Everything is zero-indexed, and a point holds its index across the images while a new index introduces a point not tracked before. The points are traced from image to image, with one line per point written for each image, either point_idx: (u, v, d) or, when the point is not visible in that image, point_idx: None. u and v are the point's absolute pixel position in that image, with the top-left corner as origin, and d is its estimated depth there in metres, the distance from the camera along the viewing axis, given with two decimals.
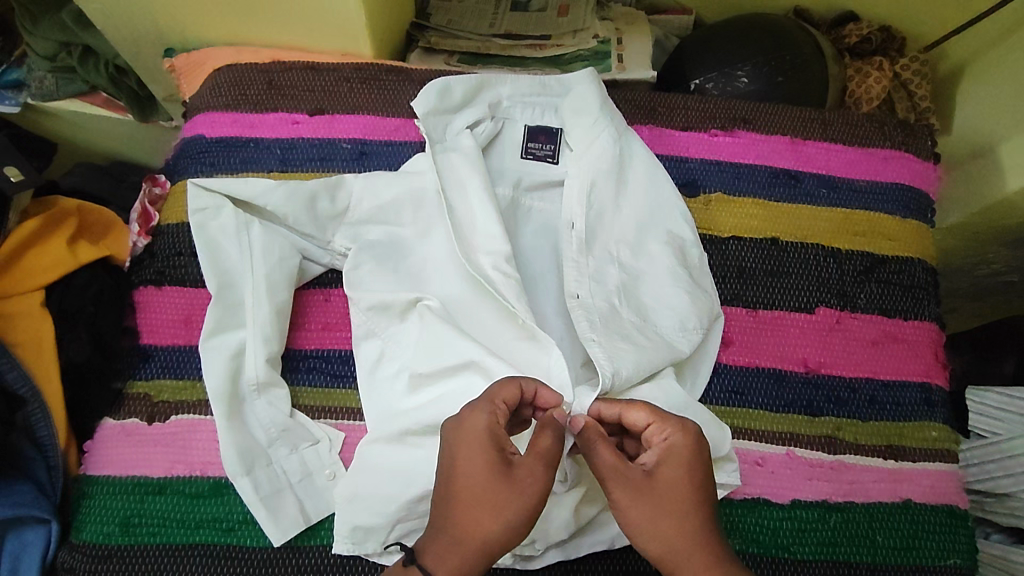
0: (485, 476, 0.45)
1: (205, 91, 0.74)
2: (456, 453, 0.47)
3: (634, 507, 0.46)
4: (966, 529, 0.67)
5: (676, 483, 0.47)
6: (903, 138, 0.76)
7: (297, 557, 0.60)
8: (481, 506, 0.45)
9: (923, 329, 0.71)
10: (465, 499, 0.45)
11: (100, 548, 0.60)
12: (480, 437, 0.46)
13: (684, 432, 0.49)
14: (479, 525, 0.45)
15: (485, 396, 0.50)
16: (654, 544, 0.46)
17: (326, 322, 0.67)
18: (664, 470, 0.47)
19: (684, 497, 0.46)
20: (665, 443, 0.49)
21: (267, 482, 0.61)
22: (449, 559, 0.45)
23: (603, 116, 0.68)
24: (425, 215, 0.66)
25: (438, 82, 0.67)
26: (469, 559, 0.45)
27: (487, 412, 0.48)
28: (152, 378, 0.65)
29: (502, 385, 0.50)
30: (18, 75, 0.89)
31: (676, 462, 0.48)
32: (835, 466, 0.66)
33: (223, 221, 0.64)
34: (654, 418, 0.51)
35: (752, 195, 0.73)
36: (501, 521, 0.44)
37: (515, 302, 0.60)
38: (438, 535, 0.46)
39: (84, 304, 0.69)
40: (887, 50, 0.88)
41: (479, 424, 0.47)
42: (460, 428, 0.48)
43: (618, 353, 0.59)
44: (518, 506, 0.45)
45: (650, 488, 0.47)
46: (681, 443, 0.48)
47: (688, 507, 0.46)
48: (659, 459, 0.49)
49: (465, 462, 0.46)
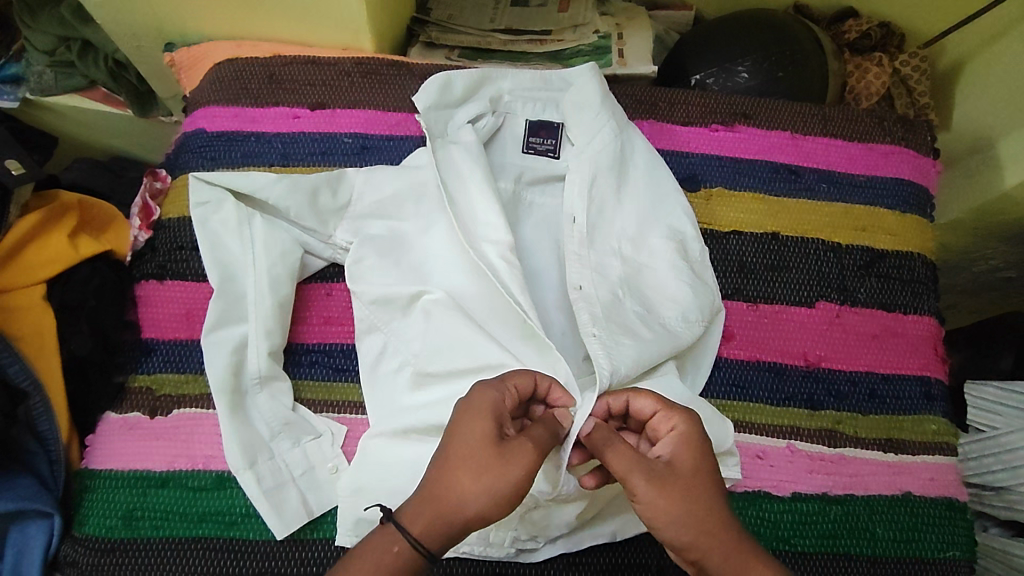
0: (479, 440, 0.45)
1: (206, 86, 0.74)
2: (457, 421, 0.47)
3: (661, 495, 0.45)
4: (965, 522, 0.67)
5: (694, 470, 0.47)
6: (903, 133, 0.77)
7: (299, 550, 0.60)
8: (466, 468, 0.44)
9: (922, 323, 0.72)
10: (453, 461, 0.45)
11: (102, 541, 0.60)
12: (486, 408, 0.47)
13: (688, 419, 0.50)
14: (461, 488, 0.44)
15: (499, 378, 0.51)
16: (682, 532, 0.45)
17: (328, 316, 0.67)
18: (678, 459, 0.48)
19: (704, 482, 0.47)
20: (674, 432, 0.50)
21: (269, 475, 0.61)
22: (425, 515, 0.44)
23: (603, 111, 0.69)
24: (426, 211, 0.66)
25: (438, 77, 0.67)
26: (443, 519, 0.44)
27: (497, 391, 0.49)
28: (154, 371, 0.65)
29: (517, 373, 0.52)
30: (17, 69, 0.88)
31: (684, 448, 0.49)
32: (835, 459, 0.66)
33: (225, 216, 0.65)
34: (660, 408, 0.52)
35: (753, 190, 0.73)
36: (482, 485, 0.44)
37: (518, 294, 0.60)
38: (421, 495, 0.45)
39: (86, 299, 0.69)
40: (887, 46, 0.89)
41: (487, 399, 0.48)
42: (467, 401, 0.48)
43: (617, 349, 0.58)
44: (503, 476, 0.44)
45: (673, 476, 0.46)
46: (684, 432, 0.49)
47: (705, 491, 0.46)
48: (673, 449, 0.49)
49: (464, 428, 0.46)
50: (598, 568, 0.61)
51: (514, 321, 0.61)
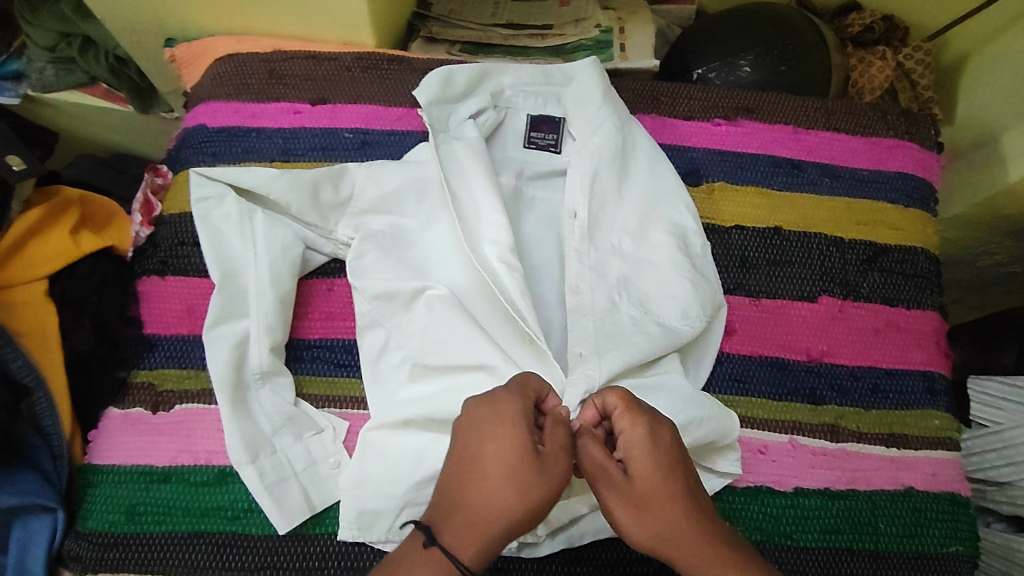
0: (519, 457, 0.44)
1: (207, 81, 0.74)
2: (487, 434, 0.45)
3: (617, 509, 0.45)
4: (967, 517, 0.67)
5: (649, 477, 0.46)
6: (906, 127, 0.77)
7: (301, 545, 0.60)
8: (509, 486, 0.44)
9: (926, 317, 0.71)
10: (492, 477, 0.44)
11: (105, 536, 0.60)
12: (517, 418, 0.46)
13: (641, 424, 0.47)
14: (505, 507, 0.44)
15: (516, 381, 0.49)
16: (641, 539, 0.45)
17: (330, 312, 0.67)
18: (633, 462, 0.46)
19: (660, 489, 0.45)
20: (624, 434, 0.47)
21: (272, 470, 0.61)
22: (471, 538, 0.43)
23: (606, 105, 0.69)
24: (428, 206, 0.67)
25: (441, 72, 0.67)
26: (490, 536, 0.44)
27: (517, 396, 0.47)
28: (156, 367, 0.65)
29: (527, 375, 0.50)
30: (17, 66, 0.88)
31: (641, 452, 0.46)
32: (837, 454, 0.66)
33: (226, 211, 0.65)
34: (620, 406, 0.48)
35: (755, 184, 0.73)
36: (529, 502, 0.44)
37: (516, 296, 0.61)
38: (458, 514, 0.44)
39: (87, 294, 0.69)
40: (890, 40, 0.89)
41: (512, 406, 0.46)
42: (490, 412, 0.46)
43: (609, 352, 0.60)
44: (547, 492, 0.44)
45: (628, 489, 0.45)
46: (642, 436, 0.47)
47: (666, 495, 0.45)
48: (626, 452, 0.47)
49: (498, 440, 0.45)
50: (600, 562, 0.61)
51: (512, 325, 0.61)
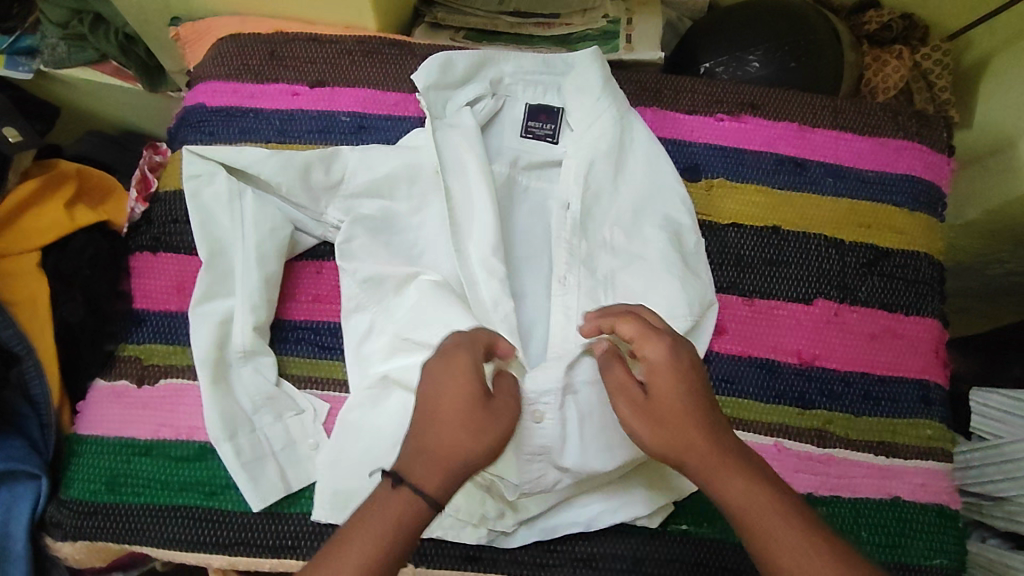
0: (468, 399, 0.45)
1: (208, 61, 0.74)
2: (443, 383, 0.46)
3: (637, 419, 0.48)
4: (956, 530, 0.65)
5: (670, 397, 0.47)
6: (917, 129, 0.74)
7: (277, 524, 0.60)
8: (466, 426, 0.44)
9: (925, 325, 0.69)
10: (446, 420, 0.45)
11: (84, 504, 0.61)
12: (466, 366, 0.47)
13: (664, 346, 0.48)
14: (461, 445, 0.44)
15: (467, 333, 0.50)
16: (657, 447, 0.47)
17: (317, 294, 0.67)
18: (655, 383, 0.47)
19: (680, 407, 0.46)
20: (649, 358, 0.48)
21: (249, 449, 0.61)
22: (436, 472, 0.44)
23: (605, 97, 0.68)
24: (419, 191, 0.66)
25: (440, 56, 0.66)
26: (452, 474, 0.44)
27: (470, 347, 0.48)
28: (143, 342, 0.65)
29: (478, 329, 0.51)
30: (31, 41, 0.90)
31: (665, 373, 0.47)
32: (823, 459, 0.65)
33: (217, 189, 0.65)
34: (637, 333, 0.49)
35: (756, 181, 0.72)
36: (484, 441, 0.45)
37: (491, 309, 0.61)
38: (421, 453, 0.44)
39: (81, 267, 0.69)
40: (907, 39, 0.86)
41: (466, 359, 0.47)
42: (442, 360, 0.48)
43: None
44: (496, 434, 0.45)
45: (648, 404, 0.47)
46: (664, 355, 0.48)
47: (687, 418, 0.46)
48: (648, 373, 0.48)
49: (449, 388, 0.46)
50: (574, 556, 0.61)
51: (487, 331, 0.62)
